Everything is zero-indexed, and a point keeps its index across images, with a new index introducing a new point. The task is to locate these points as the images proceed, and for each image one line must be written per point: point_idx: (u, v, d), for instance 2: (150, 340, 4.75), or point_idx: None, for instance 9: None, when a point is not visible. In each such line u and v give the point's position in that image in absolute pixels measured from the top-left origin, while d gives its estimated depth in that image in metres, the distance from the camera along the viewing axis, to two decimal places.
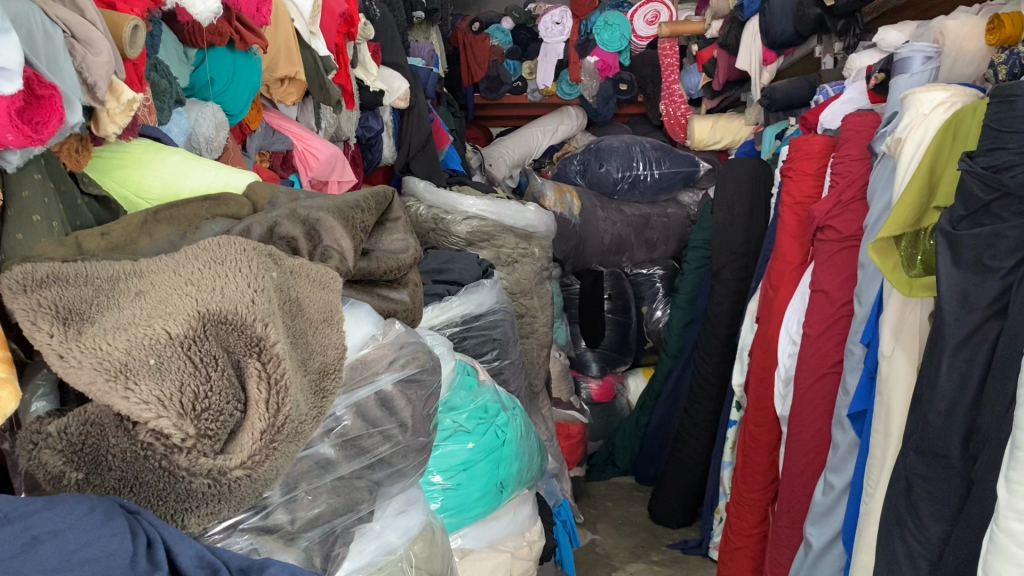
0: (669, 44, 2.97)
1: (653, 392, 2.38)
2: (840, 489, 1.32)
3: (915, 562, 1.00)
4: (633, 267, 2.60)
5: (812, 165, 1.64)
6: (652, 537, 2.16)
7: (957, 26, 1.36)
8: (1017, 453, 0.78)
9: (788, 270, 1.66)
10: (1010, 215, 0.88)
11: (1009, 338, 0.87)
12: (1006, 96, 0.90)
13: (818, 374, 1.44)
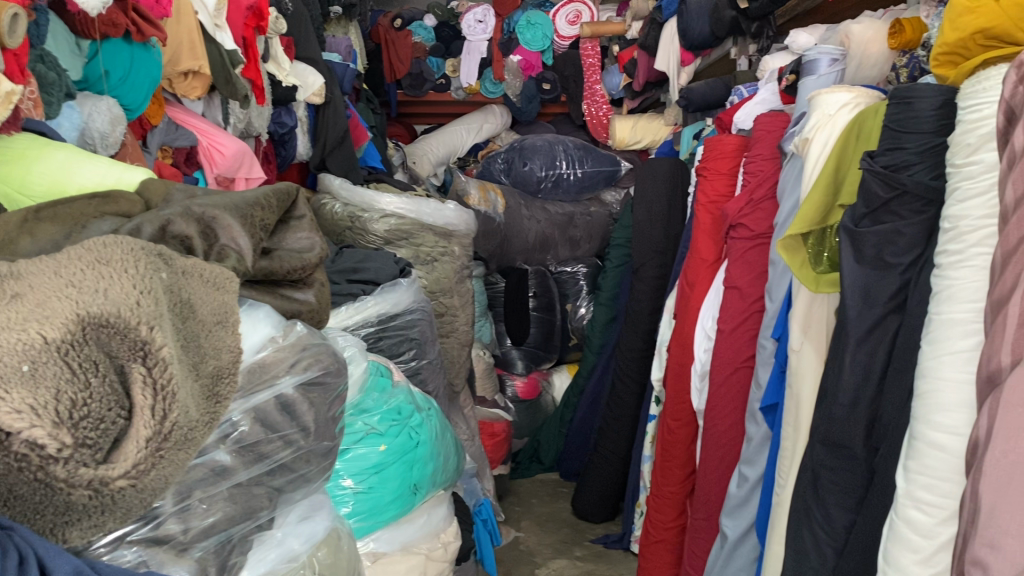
0: (590, 44, 3.00)
1: (576, 389, 2.41)
2: (753, 480, 1.35)
3: (821, 551, 1.02)
4: (557, 265, 2.63)
5: (726, 165, 1.67)
6: (575, 532, 2.17)
7: (861, 30, 1.42)
8: (916, 443, 0.81)
9: (703, 267, 1.69)
10: (908, 212, 0.92)
11: (907, 332, 0.90)
12: (904, 98, 0.93)
13: (731, 369, 1.47)
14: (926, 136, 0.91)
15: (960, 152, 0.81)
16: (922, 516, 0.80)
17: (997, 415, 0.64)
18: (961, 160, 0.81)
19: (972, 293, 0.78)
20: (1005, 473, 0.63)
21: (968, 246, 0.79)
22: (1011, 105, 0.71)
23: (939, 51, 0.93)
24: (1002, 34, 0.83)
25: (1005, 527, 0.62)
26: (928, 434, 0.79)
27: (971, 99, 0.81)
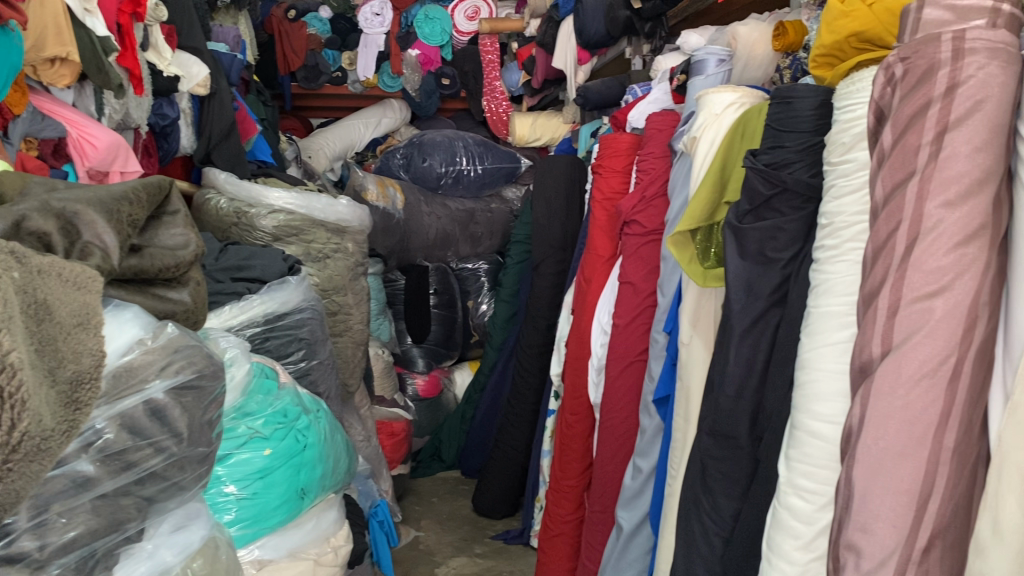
0: (489, 40, 2.97)
1: (478, 385, 2.40)
2: (647, 471, 1.38)
3: (709, 539, 1.04)
4: (458, 261, 2.62)
5: (620, 163, 1.70)
6: (475, 530, 2.17)
7: (748, 31, 1.45)
8: (797, 433, 0.83)
9: (599, 263, 1.71)
10: (788, 209, 0.95)
11: (787, 326, 0.93)
12: (785, 98, 0.96)
13: (626, 362, 1.49)
14: (805, 136, 0.94)
15: (835, 150, 0.84)
16: (802, 503, 0.82)
17: (868, 404, 0.67)
18: (836, 158, 0.84)
19: (847, 287, 0.81)
20: (876, 460, 0.66)
21: (844, 241, 0.81)
22: (880, 105, 0.73)
23: (817, 52, 0.96)
24: (873, 38, 0.87)
25: (876, 512, 0.65)
26: (808, 423, 0.82)
27: (846, 100, 0.84)
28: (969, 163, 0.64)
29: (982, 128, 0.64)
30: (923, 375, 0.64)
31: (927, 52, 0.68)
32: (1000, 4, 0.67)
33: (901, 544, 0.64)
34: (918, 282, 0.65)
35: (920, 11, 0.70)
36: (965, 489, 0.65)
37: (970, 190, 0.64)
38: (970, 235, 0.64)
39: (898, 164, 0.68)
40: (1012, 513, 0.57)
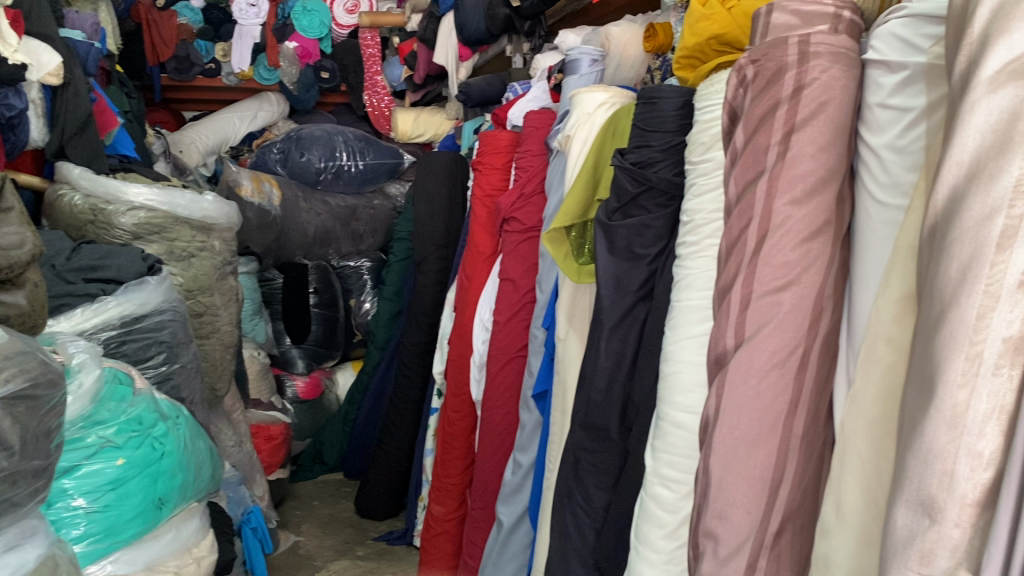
0: (370, 35, 2.96)
1: (361, 386, 2.37)
2: (526, 466, 1.38)
3: (582, 531, 1.05)
4: (339, 259, 2.57)
5: (499, 160, 1.71)
6: (357, 532, 2.14)
7: (620, 32, 1.47)
8: (662, 424, 0.85)
9: (480, 261, 1.71)
10: (654, 206, 0.97)
11: (654, 320, 0.96)
12: (650, 98, 0.98)
13: (506, 359, 1.50)
14: (669, 135, 0.97)
15: (696, 150, 0.87)
16: (667, 492, 0.84)
17: (723, 394, 0.68)
18: (697, 157, 0.87)
19: (706, 282, 0.84)
20: (730, 449, 0.68)
21: (704, 237, 0.84)
22: (734, 105, 0.76)
23: (680, 54, 0.99)
24: (731, 41, 0.90)
25: (731, 499, 0.67)
26: (671, 414, 0.84)
27: (706, 101, 0.87)
28: (814, 163, 0.67)
29: (826, 129, 0.67)
30: (774, 366, 0.67)
31: (776, 55, 0.70)
32: (841, 11, 0.70)
33: (755, 529, 0.67)
34: (768, 277, 0.68)
35: (769, 15, 0.73)
36: (812, 474, 0.68)
37: (815, 188, 0.67)
38: (815, 231, 0.67)
39: (750, 163, 0.70)
40: (853, 497, 0.60)
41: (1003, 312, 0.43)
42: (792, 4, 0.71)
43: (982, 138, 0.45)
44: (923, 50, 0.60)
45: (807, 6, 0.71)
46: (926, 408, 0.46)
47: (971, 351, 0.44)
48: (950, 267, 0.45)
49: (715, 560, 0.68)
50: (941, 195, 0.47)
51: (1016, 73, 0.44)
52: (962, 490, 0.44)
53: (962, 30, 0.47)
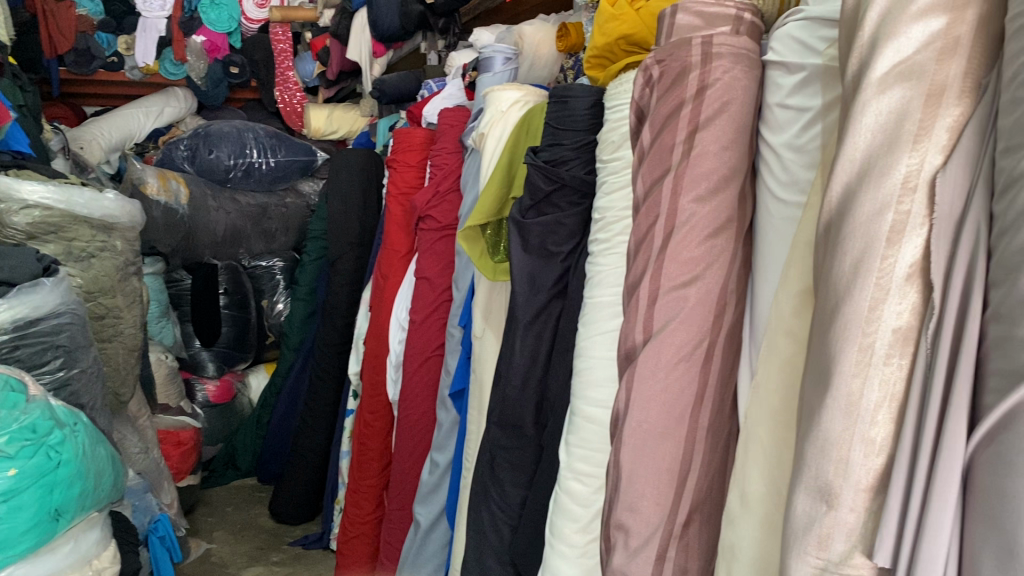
0: (280, 30, 2.86)
1: (275, 389, 2.32)
2: (444, 466, 1.38)
3: (497, 528, 1.05)
4: (251, 259, 2.51)
5: (414, 158, 1.70)
6: (272, 538, 2.10)
7: (533, 31, 1.46)
8: (576, 419, 0.86)
9: (396, 259, 1.70)
10: (567, 204, 0.98)
11: (568, 317, 0.97)
12: (561, 97, 0.99)
13: (423, 358, 1.49)
14: (580, 134, 0.97)
15: (606, 148, 0.88)
16: (580, 486, 0.85)
17: (632, 389, 0.69)
18: (607, 156, 0.88)
19: (615, 278, 0.85)
20: (639, 442, 0.69)
21: (614, 235, 0.86)
22: (641, 105, 0.77)
23: (591, 54, 1.00)
24: (638, 41, 0.92)
25: (640, 491, 0.69)
26: (584, 409, 0.85)
27: (615, 100, 0.88)
28: (717, 161, 0.69)
29: (728, 128, 0.69)
30: (680, 359, 0.69)
31: (680, 55, 0.72)
32: (741, 13, 0.72)
33: (664, 520, 0.69)
34: (674, 273, 0.69)
35: (674, 16, 0.74)
36: (718, 463, 0.70)
37: (718, 186, 0.69)
38: (719, 228, 0.69)
39: (656, 161, 0.72)
40: (756, 485, 0.61)
41: (892, 304, 0.45)
42: (696, 5, 0.73)
43: (873, 137, 0.46)
44: (819, 52, 0.62)
45: (710, 8, 0.72)
46: (820, 398, 0.48)
47: (863, 341, 0.46)
48: (843, 261, 0.47)
49: (626, 552, 0.69)
50: (835, 192, 0.48)
51: (903, 75, 0.46)
52: (856, 476, 0.46)
53: (853, 33, 0.49)
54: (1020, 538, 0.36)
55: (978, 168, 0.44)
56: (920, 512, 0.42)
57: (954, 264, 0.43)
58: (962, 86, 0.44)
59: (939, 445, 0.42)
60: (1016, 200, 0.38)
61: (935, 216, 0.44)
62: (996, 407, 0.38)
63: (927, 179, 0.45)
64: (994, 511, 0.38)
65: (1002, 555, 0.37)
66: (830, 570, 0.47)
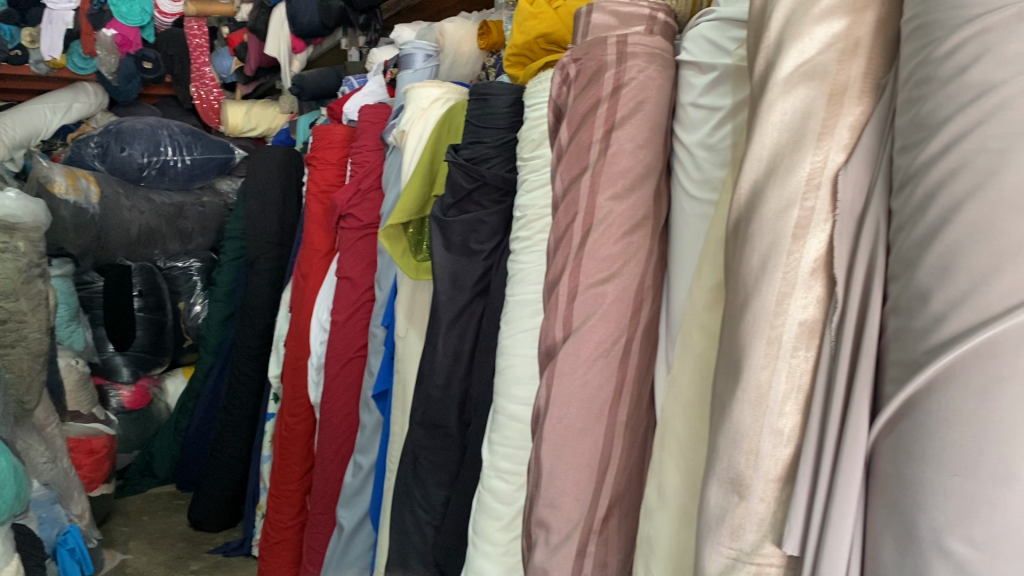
0: (196, 23, 2.77)
1: (192, 393, 2.26)
2: (367, 468, 1.36)
3: (421, 530, 1.04)
4: (166, 260, 2.44)
5: (334, 155, 1.67)
6: (191, 546, 2.04)
7: (454, 28, 1.46)
8: (498, 417, 0.86)
9: (317, 258, 1.67)
10: (488, 202, 0.99)
11: (490, 316, 0.97)
12: (481, 95, 0.99)
13: (345, 359, 1.46)
14: (501, 132, 0.98)
15: (526, 146, 0.89)
16: (503, 485, 0.85)
17: (552, 386, 0.69)
18: (528, 154, 0.88)
19: (536, 276, 0.85)
20: (560, 438, 0.69)
21: (535, 232, 0.86)
22: (559, 103, 0.78)
23: (509, 52, 1.00)
24: (557, 40, 0.92)
25: (561, 487, 0.69)
26: (507, 407, 0.85)
27: (535, 98, 0.88)
28: (633, 159, 0.70)
29: (644, 127, 0.70)
30: (599, 355, 0.69)
31: (596, 54, 0.72)
32: (655, 13, 0.73)
33: (584, 515, 0.69)
34: (592, 269, 0.70)
35: (589, 15, 0.75)
36: (636, 457, 0.71)
37: (634, 184, 0.70)
38: (635, 225, 0.70)
39: (574, 159, 0.72)
40: (672, 479, 0.62)
41: (799, 297, 0.46)
42: (611, 5, 0.74)
43: (779, 136, 0.47)
44: (729, 52, 0.63)
45: (625, 7, 0.73)
46: (731, 391, 0.48)
47: (771, 334, 0.47)
48: (750, 258, 0.48)
49: (547, 549, 0.70)
50: (743, 190, 0.49)
51: (808, 75, 0.47)
52: (765, 466, 0.47)
53: (757, 34, 0.50)
54: (918, 521, 0.38)
55: (877, 166, 0.45)
56: (826, 500, 0.43)
57: (856, 260, 0.44)
58: (861, 86, 0.46)
59: (843, 434, 0.43)
60: (912, 195, 0.39)
61: (838, 213, 0.45)
62: (895, 395, 0.40)
63: (830, 176, 0.46)
64: (895, 495, 0.39)
65: (902, 537, 0.39)
66: (742, 560, 0.48)
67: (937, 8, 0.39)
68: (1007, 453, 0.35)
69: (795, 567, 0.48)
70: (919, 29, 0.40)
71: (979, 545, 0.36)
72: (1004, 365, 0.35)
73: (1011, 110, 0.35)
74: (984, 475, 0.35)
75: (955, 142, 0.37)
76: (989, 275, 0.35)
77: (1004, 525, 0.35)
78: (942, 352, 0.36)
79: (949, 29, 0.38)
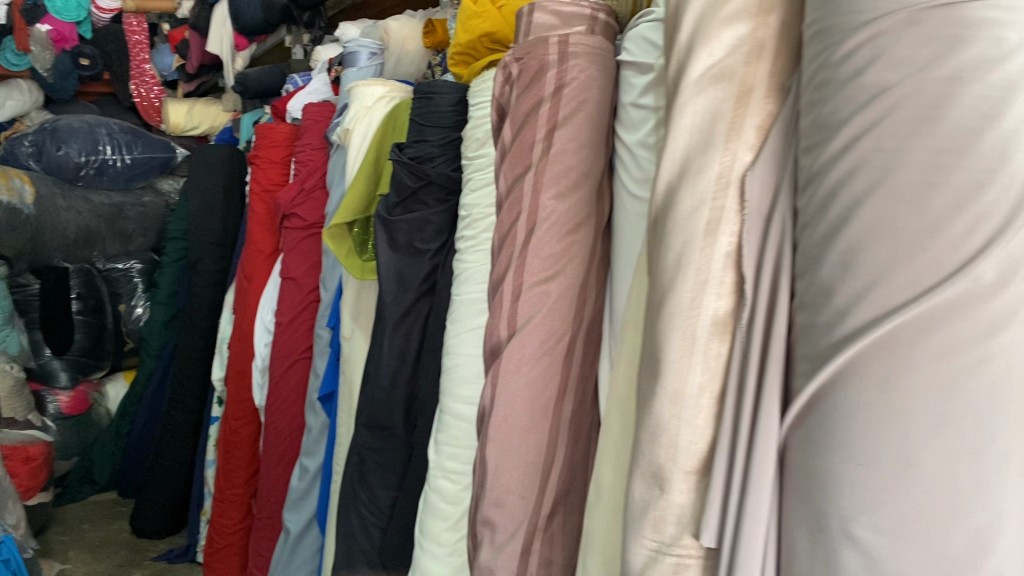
0: (135, 20, 2.71)
1: (133, 397, 2.21)
2: (314, 471, 1.34)
3: (369, 531, 1.02)
4: (106, 262, 2.38)
5: (278, 154, 1.66)
6: (134, 553, 2.00)
7: (398, 26, 1.48)
8: (446, 418, 0.85)
9: (260, 259, 1.64)
10: (434, 201, 0.98)
11: (436, 316, 0.97)
12: (425, 93, 1.00)
13: (290, 361, 1.44)
14: (446, 130, 0.98)
15: (471, 145, 0.89)
16: (449, 484, 0.85)
17: (497, 384, 0.69)
18: (473, 152, 0.88)
19: (481, 276, 0.85)
20: (505, 437, 0.69)
21: (480, 232, 0.86)
22: (502, 103, 0.78)
23: (454, 51, 1.00)
24: (500, 39, 0.93)
25: (506, 486, 0.69)
26: (453, 406, 0.85)
27: (479, 97, 0.89)
28: (575, 158, 0.70)
29: (584, 127, 0.71)
30: (542, 353, 0.70)
31: (537, 54, 0.73)
32: (596, 14, 0.74)
33: (528, 513, 0.69)
34: (536, 268, 0.70)
35: (531, 15, 0.75)
36: (579, 453, 0.72)
37: (576, 184, 0.70)
38: (577, 224, 0.71)
39: (517, 158, 0.71)
40: (608, 475, 0.63)
41: (711, 293, 0.47)
42: (552, 5, 0.74)
43: (690, 136, 0.49)
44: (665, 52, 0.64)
45: (566, 7, 0.74)
46: (652, 386, 0.49)
47: (687, 330, 0.48)
48: (667, 256, 0.49)
49: (492, 548, 0.70)
50: (661, 189, 0.51)
51: (717, 77, 0.48)
52: (684, 459, 0.48)
53: (672, 37, 0.52)
54: (828, 510, 0.39)
55: (783, 166, 0.47)
56: (741, 492, 0.44)
57: (765, 258, 0.46)
58: (767, 87, 0.47)
59: (755, 427, 0.44)
60: (817, 193, 0.42)
61: (746, 212, 0.47)
62: (805, 388, 0.41)
63: (738, 176, 0.47)
64: (805, 486, 0.41)
65: (813, 527, 0.40)
66: (663, 551, 0.49)
67: (835, 13, 0.42)
68: (907, 441, 0.37)
69: (714, 560, 0.48)
70: (820, 33, 0.43)
71: (883, 531, 0.37)
72: (902, 357, 0.37)
73: (904, 110, 0.38)
74: (886, 463, 0.37)
75: (855, 141, 0.40)
76: (888, 269, 0.38)
77: (907, 510, 0.37)
78: (847, 344, 0.39)
79: (846, 33, 0.41)
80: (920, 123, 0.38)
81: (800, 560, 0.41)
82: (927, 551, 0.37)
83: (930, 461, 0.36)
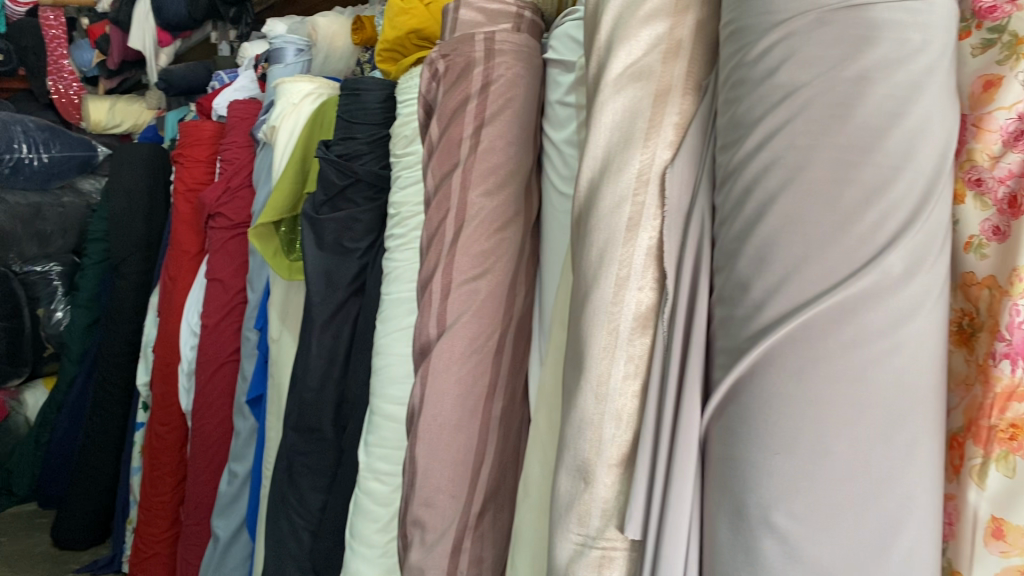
0: (52, 13, 2.60)
1: (54, 404, 2.13)
2: (242, 476, 1.32)
3: (298, 536, 1.00)
4: (22, 264, 2.25)
5: (202, 152, 1.62)
6: (54, 566, 1.93)
7: (327, 22, 1.42)
8: (376, 419, 0.84)
9: (185, 260, 1.60)
10: (362, 199, 0.97)
11: (366, 315, 0.95)
12: (353, 90, 0.99)
13: (217, 364, 1.41)
14: (375, 128, 0.98)
15: (399, 143, 0.88)
16: (379, 486, 0.84)
17: (426, 383, 0.69)
18: (401, 150, 0.88)
19: (410, 274, 0.85)
20: (435, 436, 0.69)
21: (409, 230, 0.85)
22: (428, 99, 0.77)
23: (382, 48, 1.00)
24: (428, 35, 0.92)
25: (436, 485, 0.68)
26: (383, 407, 0.84)
27: (407, 94, 0.88)
28: (503, 156, 0.70)
29: (512, 124, 0.70)
30: (472, 351, 0.69)
31: (464, 50, 0.72)
32: (522, 11, 0.74)
33: (459, 512, 0.69)
34: (464, 266, 0.69)
35: (457, 12, 0.75)
36: (510, 451, 0.72)
37: (504, 182, 0.70)
38: (505, 222, 0.70)
39: (444, 156, 0.71)
40: (538, 471, 0.63)
41: (634, 287, 0.48)
42: (478, 2, 0.74)
43: (611, 134, 0.49)
44: None
45: (491, 5, 0.73)
46: (576, 381, 0.49)
47: (609, 325, 0.48)
48: (590, 252, 0.49)
49: (423, 548, 0.69)
50: (583, 187, 0.51)
51: (635, 76, 0.49)
52: (607, 452, 0.48)
53: (592, 36, 0.52)
54: (746, 499, 0.40)
55: (702, 163, 0.47)
56: (664, 484, 0.45)
57: (685, 252, 0.46)
58: (683, 86, 0.48)
59: (678, 419, 0.44)
60: (734, 189, 0.42)
61: (666, 208, 0.47)
62: (722, 380, 0.42)
63: (658, 172, 0.48)
64: (723, 477, 0.41)
65: (732, 517, 0.40)
66: (589, 545, 0.49)
67: (750, 14, 0.42)
68: (821, 429, 0.38)
69: (639, 552, 0.48)
70: (735, 33, 0.44)
71: (799, 518, 0.38)
72: (816, 348, 0.38)
73: (815, 108, 0.39)
74: (801, 451, 0.38)
75: (770, 139, 0.40)
76: (801, 264, 0.38)
77: (822, 496, 0.38)
78: (763, 337, 0.39)
79: (761, 33, 0.41)
80: (830, 121, 0.39)
81: (720, 550, 0.41)
82: (841, 535, 0.37)
83: (843, 448, 0.37)
